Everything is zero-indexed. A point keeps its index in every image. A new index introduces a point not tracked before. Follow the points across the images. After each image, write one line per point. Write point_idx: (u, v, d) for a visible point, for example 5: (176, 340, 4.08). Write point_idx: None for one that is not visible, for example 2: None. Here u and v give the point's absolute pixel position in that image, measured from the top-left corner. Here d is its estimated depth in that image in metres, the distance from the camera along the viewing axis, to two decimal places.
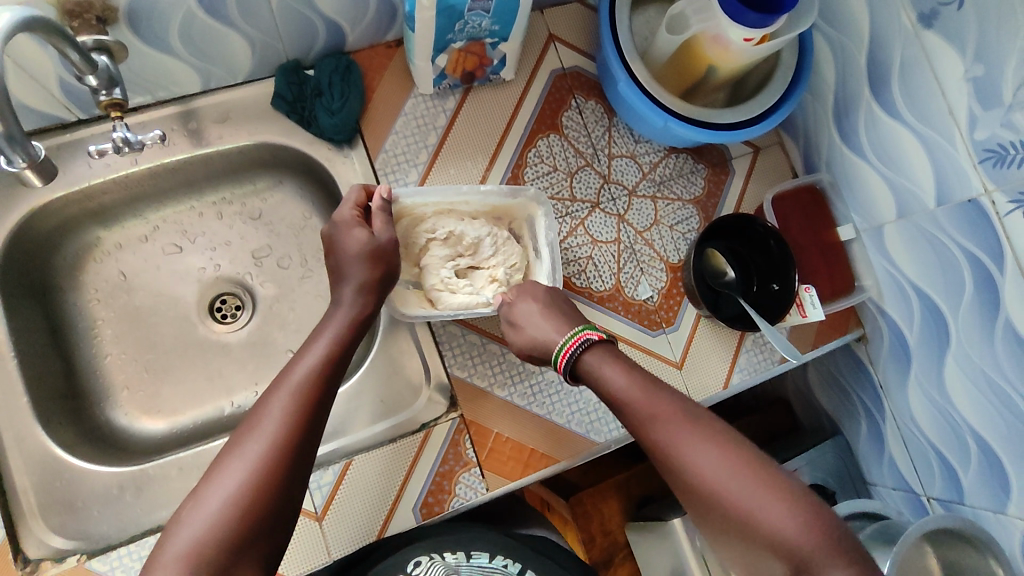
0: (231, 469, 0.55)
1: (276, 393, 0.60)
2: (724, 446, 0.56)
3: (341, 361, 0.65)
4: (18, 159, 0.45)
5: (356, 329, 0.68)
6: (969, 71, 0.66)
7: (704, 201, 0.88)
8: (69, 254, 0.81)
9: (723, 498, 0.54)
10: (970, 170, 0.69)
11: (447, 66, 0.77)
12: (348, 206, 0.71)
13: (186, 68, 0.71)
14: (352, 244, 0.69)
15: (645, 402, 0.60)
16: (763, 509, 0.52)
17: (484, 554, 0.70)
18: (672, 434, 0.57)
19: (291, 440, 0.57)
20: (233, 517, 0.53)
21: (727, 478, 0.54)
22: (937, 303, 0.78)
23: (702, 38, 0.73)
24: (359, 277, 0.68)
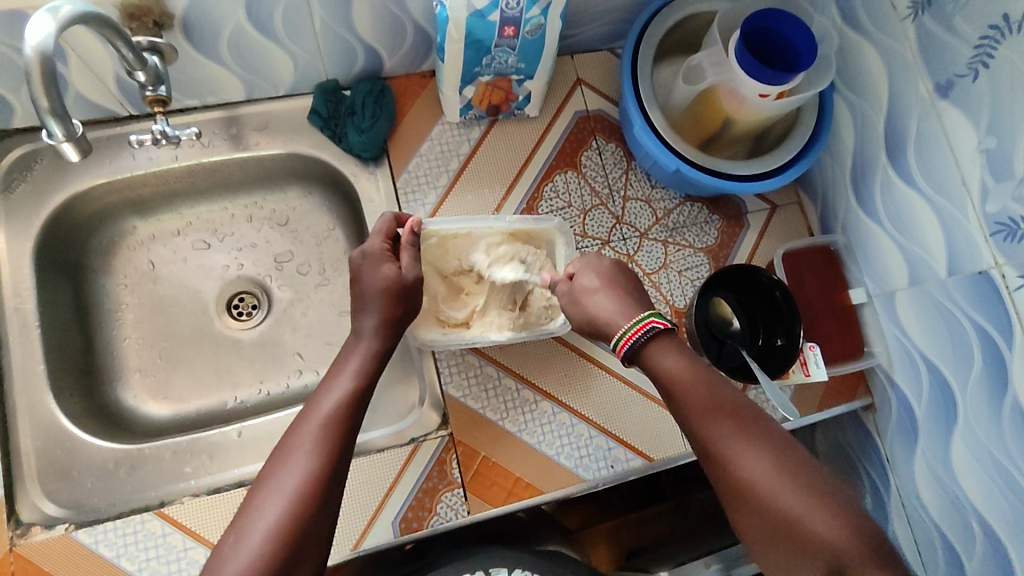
0: (269, 501, 0.56)
1: (306, 423, 0.62)
2: (768, 445, 0.56)
3: (365, 389, 0.67)
4: (57, 134, 0.48)
5: (378, 363, 0.70)
6: (982, 143, 0.67)
7: (716, 251, 0.89)
8: (106, 239, 0.86)
9: (772, 500, 0.53)
10: (981, 242, 0.69)
11: (473, 98, 0.81)
12: (378, 239, 0.73)
13: (232, 77, 0.77)
14: (379, 280, 0.71)
15: (692, 385, 0.59)
16: (809, 511, 0.52)
17: (502, 569, 0.66)
18: (721, 426, 0.57)
19: (325, 471, 0.59)
20: (275, 549, 0.53)
21: (776, 480, 0.53)
22: (946, 376, 0.76)
23: (719, 90, 0.75)
24: (381, 311, 0.70)
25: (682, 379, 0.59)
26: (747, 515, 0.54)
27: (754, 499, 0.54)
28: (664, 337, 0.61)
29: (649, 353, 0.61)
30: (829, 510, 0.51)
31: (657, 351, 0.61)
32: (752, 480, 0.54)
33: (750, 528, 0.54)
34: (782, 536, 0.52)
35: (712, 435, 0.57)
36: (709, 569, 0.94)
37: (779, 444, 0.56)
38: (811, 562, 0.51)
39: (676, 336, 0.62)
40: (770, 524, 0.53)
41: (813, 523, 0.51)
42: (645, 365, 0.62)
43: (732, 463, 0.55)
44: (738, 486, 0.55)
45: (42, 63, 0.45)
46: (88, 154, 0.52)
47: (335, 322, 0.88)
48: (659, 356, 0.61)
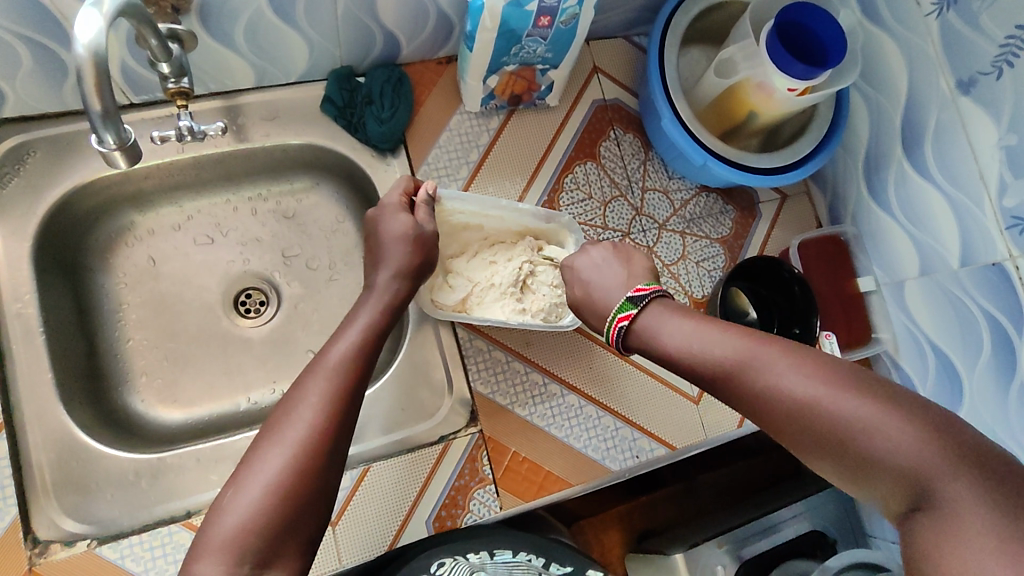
0: (272, 448, 0.54)
1: (315, 374, 0.59)
2: (810, 365, 0.53)
3: (377, 342, 0.64)
4: (109, 140, 0.47)
5: (389, 317, 0.67)
6: (1003, 140, 0.69)
7: (731, 242, 0.90)
8: (102, 235, 0.81)
9: (826, 417, 0.50)
10: (996, 235, 0.72)
11: (496, 87, 0.79)
12: (395, 193, 0.71)
13: (243, 63, 0.73)
14: (396, 229, 0.69)
15: (708, 342, 0.58)
16: (872, 418, 0.48)
17: (508, 551, 0.65)
18: (754, 360, 0.55)
19: (331, 425, 0.56)
20: (275, 498, 0.51)
21: (824, 396, 0.51)
22: (953, 361, 0.80)
23: (748, 83, 0.75)
24: (397, 261, 0.68)
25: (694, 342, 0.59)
26: (807, 446, 0.51)
27: (804, 423, 0.51)
28: (647, 308, 0.63)
29: (647, 329, 0.62)
30: (892, 416, 0.47)
31: (663, 315, 0.62)
32: (796, 402, 0.51)
33: (812, 453, 0.51)
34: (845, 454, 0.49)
35: (747, 367, 0.55)
36: (721, 551, 0.94)
37: (816, 362, 0.53)
38: (883, 478, 0.47)
39: (668, 304, 0.63)
40: (833, 447, 0.49)
41: (877, 441, 0.47)
42: (651, 345, 0.62)
43: (773, 393, 0.53)
44: (780, 409, 0.53)
45: (96, 65, 0.43)
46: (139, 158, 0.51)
47: None
48: (656, 328, 0.62)
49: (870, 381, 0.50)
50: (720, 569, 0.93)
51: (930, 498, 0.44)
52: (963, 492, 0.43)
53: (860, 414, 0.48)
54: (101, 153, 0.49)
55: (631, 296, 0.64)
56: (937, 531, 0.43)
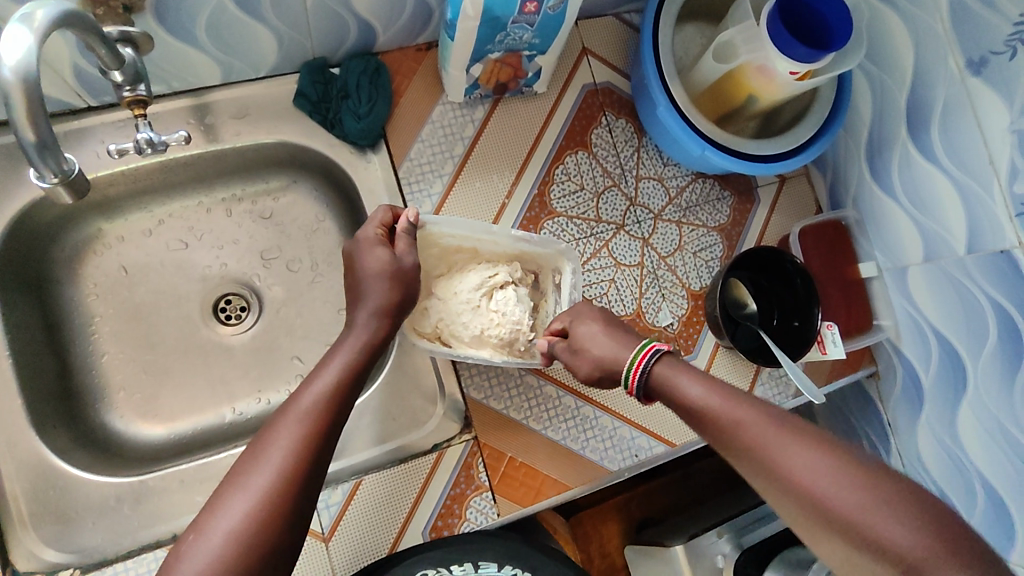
0: (234, 498, 0.51)
1: (285, 418, 0.56)
2: (821, 444, 0.49)
3: (353, 385, 0.61)
4: (49, 173, 0.44)
5: (369, 357, 0.63)
6: (1014, 123, 0.65)
7: (728, 229, 0.87)
8: (68, 245, 0.77)
9: (832, 504, 0.46)
10: (1005, 221, 0.69)
11: (480, 76, 0.74)
12: (373, 226, 0.67)
13: (207, 60, 0.67)
14: (373, 265, 0.65)
15: (719, 403, 0.54)
16: (872, 512, 0.44)
17: (493, 565, 0.66)
18: (757, 430, 0.51)
19: (295, 478, 0.53)
20: (231, 554, 0.49)
21: (831, 481, 0.47)
22: (957, 349, 0.78)
23: (748, 68, 0.71)
24: (378, 297, 0.64)
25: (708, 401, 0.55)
26: (812, 530, 0.47)
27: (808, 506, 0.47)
28: (662, 360, 0.59)
29: (660, 380, 0.59)
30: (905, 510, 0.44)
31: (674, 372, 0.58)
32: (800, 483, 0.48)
33: (816, 537, 0.47)
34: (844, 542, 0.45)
35: (754, 439, 0.51)
36: (721, 539, 0.90)
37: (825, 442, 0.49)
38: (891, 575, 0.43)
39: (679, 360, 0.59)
40: (838, 536, 0.46)
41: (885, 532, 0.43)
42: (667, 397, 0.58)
43: (778, 470, 0.49)
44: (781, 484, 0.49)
45: (27, 94, 0.40)
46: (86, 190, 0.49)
47: (335, 323, 0.82)
48: (671, 380, 0.58)
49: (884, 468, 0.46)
50: (720, 559, 0.89)
51: None
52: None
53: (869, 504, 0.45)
54: (43, 188, 0.46)
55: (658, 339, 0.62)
56: None
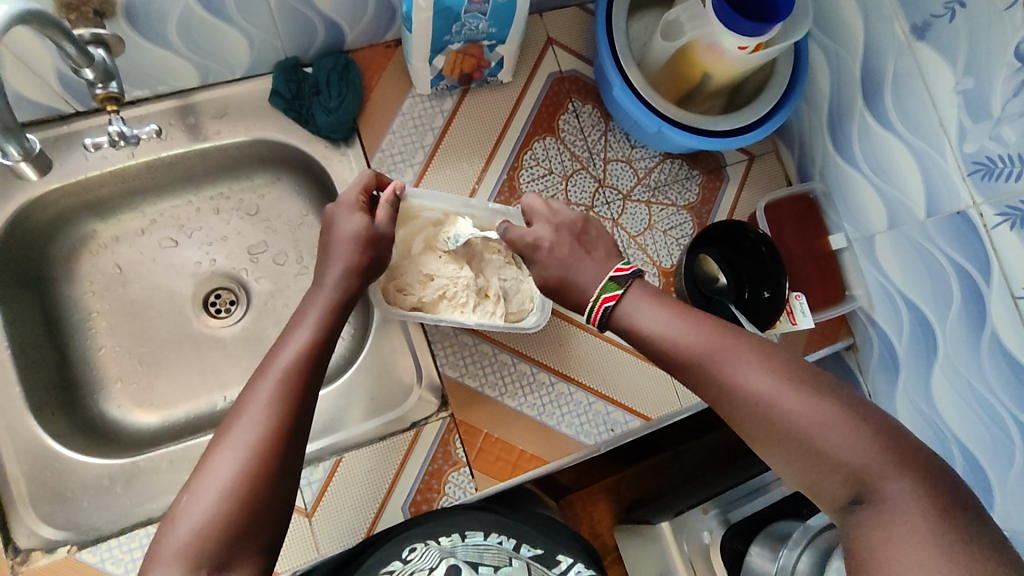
0: (223, 455, 0.55)
1: (264, 377, 0.60)
2: (776, 366, 0.54)
3: (326, 341, 0.64)
4: (13, 151, 0.49)
5: (339, 317, 0.66)
6: (960, 84, 0.67)
7: (698, 207, 0.88)
8: (65, 245, 0.81)
9: (790, 420, 0.51)
10: (958, 182, 0.70)
11: (445, 67, 0.77)
12: (354, 190, 0.70)
13: (183, 62, 0.72)
14: (350, 228, 0.67)
15: (682, 330, 0.57)
16: (830, 429, 0.49)
17: (479, 534, 0.68)
18: (725, 355, 0.55)
19: (279, 431, 0.57)
20: (227, 507, 0.53)
21: (789, 398, 0.51)
22: (925, 314, 0.78)
23: (697, 45, 0.74)
24: (346, 262, 0.66)
25: (671, 336, 0.57)
26: (764, 439, 0.52)
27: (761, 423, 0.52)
28: (628, 295, 0.60)
29: (623, 314, 0.59)
30: (855, 425, 0.49)
31: (636, 306, 0.59)
32: (760, 401, 0.52)
33: (767, 447, 0.52)
34: (797, 455, 0.50)
35: (718, 361, 0.55)
36: (707, 515, 0.91)
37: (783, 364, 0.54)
38: (835, 480, 0.49)
39: (649, 292, 0.60)
40: (791, 448, 0.51)
41: (836, 448, 0.49)
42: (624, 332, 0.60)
43: (739, 391, 0.53)
44: (746, 410, 0.53)
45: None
46: (50, 170, 0.53)
47: None
48: (633, 312, 0.59)
49: (840, 390, 0.51)
50: (706, 535, 0.90)
51: (874, 492, 0.47)
52: (905, 491, 0.46)
53: (826, 423, 0.49)
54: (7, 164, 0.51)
55: (614, 275, 0.60)
56: (880, 525, 0.46)
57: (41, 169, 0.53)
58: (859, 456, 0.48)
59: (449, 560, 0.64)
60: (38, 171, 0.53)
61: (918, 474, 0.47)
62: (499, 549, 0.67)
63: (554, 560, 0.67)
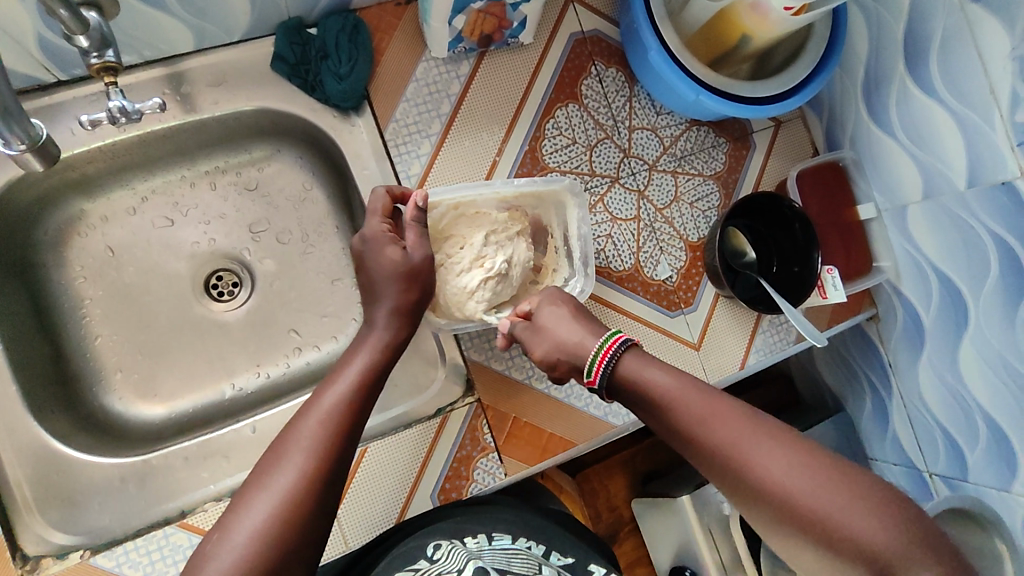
0: (259, 498, 0.51)
1: (307, 417, 0.56)
2: (788, 443, 0.52)
3: (374, 383, 0.61)
4: (17, 140, 0.47)
5: (390, 355, 0.63)
6: (1016, 49, 0.64)
7: (725, 177, 0.85)
8: (50, 227, 0.74)
9: (802, 500, 0.49)
10: (1006, 152, 0.67)
11: (464, 28, 0.71)
12: (376, 218, 0.65)
13: (176, 23, 0.65)
14: (384, 264, 0.63)
15: (684, 392, 0.57)
16: (848, 515, 0.47)
17: (507, 537, 0.64)
18: (736, 432, 0.53)
19: (317, 478, 0.53)
20: (258, 554, 0.48)
21: (803, 481, 0.50)
22: (959, 288, 0.77)
23: (740, 6, 0.70)
24: (393, 299, 0.63)
25: (683, 405, 0.56)
26: (780, 525, 0.50)
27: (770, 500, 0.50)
28: (630, 354, 0.61)
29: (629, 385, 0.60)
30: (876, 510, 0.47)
31: (643, 376, 0.59)
32: (775, 482, 0.50)
33: (782, 533, 0.50)
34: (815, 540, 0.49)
35: (732, 440, 0.53)
36: None
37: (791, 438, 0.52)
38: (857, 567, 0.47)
39: (648, 357, 0.61)
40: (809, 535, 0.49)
41: (856, 529, 0.47)
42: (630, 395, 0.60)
43: (752, 471, 0.52)
44: (759, 492, 0.51)
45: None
46: (57, 160, 0.51)
47: (330, 293, 0.81)
48: (640, 376, 0.59)
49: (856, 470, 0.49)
50: (726, 507, 0.88)
51: None
52: None
53: (842, 506, 0.48)
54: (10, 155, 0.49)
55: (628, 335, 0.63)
56: None
57: (48, 162, 0.51)
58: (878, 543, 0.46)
59: (477, 561, 0.60)
60: (47, 162, 0.51)
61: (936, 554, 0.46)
62: (528, 555, 0.63)
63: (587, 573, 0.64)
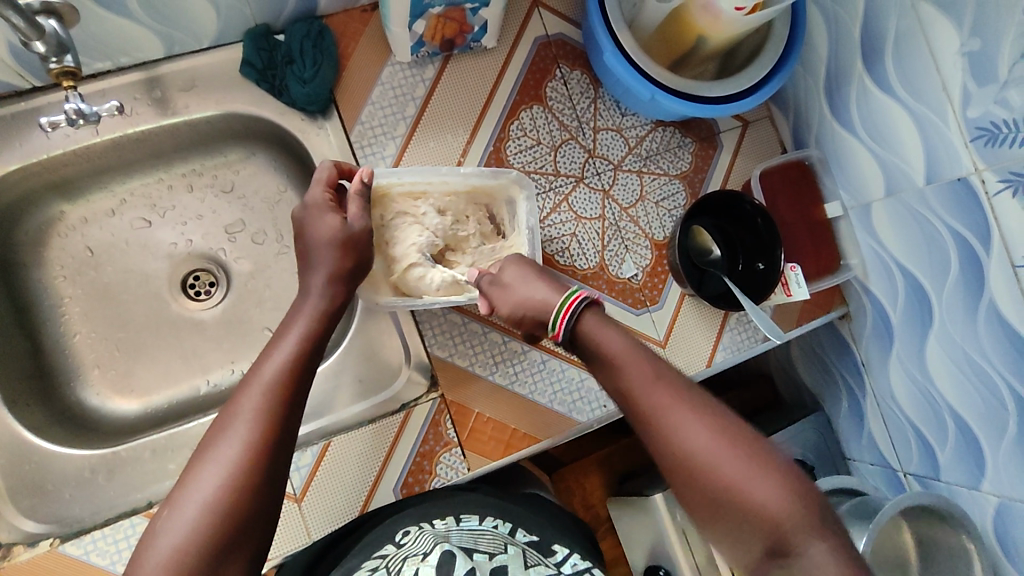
0: (206, 470, 0.52)
1: (248, 389, 0.57)
2: (709, 413, 0.54)
3: (312, 352, 0.62)
4: None
5: (326, 322, 0.64)
6: (965, 46, 0.64)
7: (691, 177, 0.86)
8: (31, 229, 0.78)
9: (718, 465, 0.51)
10: (960, 149, 0.68)
11: (425, 33, 0.73)
12: (320, 188, 0.66)
13: (143, 30, 0.68)
14: (323, 231, 0.65)
15: (632, 363, 0.58)
16: (751, 485, 0.50)
17: (474, 518, 0.63)
18: (664, 405, 0.55)
19: (264, 446, 0.54)
20: (209, 524, 0.49)
21: (719, 448, 0.52)
22: (922, 285, 0.76)
23: (693, 6, 0.71)
24: (329, 266, 0.64)
25: (625, 363, 0.58)
26: (690, 492, 0.52)
27: (683, 463, 0.52)
28: (587, 314, 0.61)
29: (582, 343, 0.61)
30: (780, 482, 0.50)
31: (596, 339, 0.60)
32: (692, 452, 0.52)
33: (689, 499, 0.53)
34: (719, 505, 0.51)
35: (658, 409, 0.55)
36: None
37: (715, 410, 0.54)
38: (752, 530, 0.49)
39: (602, 320, 0.61)
40: (715, 499, 0.51)
41: (757, 497, 0.49)
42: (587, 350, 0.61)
43: (674, 438, 0.53)
44: (674, 456, 0.53)
45: None
46: None
47: None
48: (596, 337, 0.60)
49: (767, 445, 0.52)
50: None
51: (789, 549, 0.48)
52: (824, 553, 0.47)
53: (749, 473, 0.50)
54: None
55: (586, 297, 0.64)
56: None
57: None
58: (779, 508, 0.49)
59: (444, 545, 0.59)
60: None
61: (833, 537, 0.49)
62: (495, 534, 0.62)
63: (550, 548, 0.63)
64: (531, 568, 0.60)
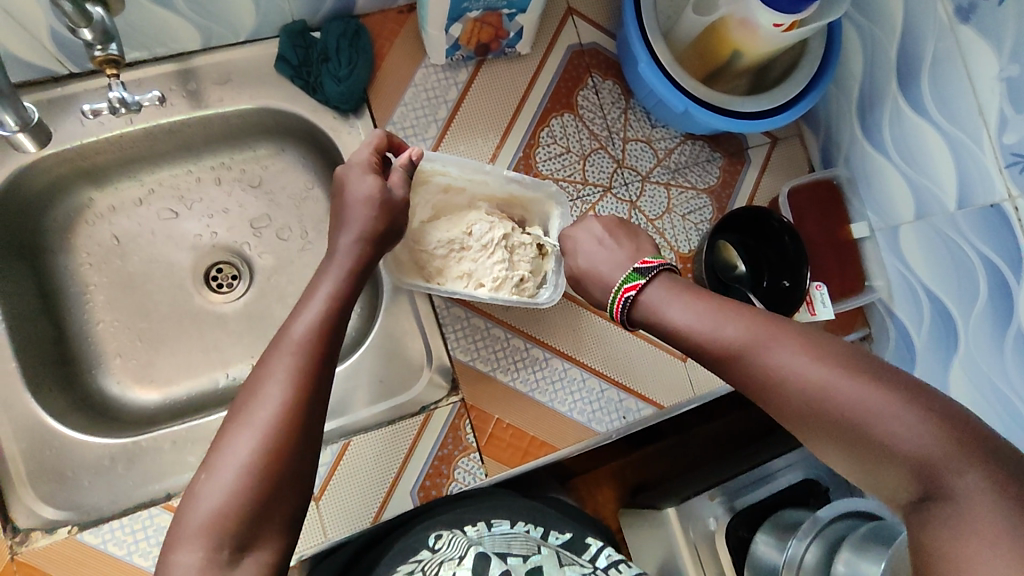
0: (240, 433, 0.51)
1: (280, 349, 0.56)
2: (816, 346, 0.50)
3: (344, 309, 0.61)
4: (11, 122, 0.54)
5: (357, 284, 0.63)
6: (1004, 71, 0.64)
7: (718, 191, 0.86)
8: (60, 215, 0.78)
9: (833, 399, 0.47)
10: (995, 173, 0.67)
11: (461, 36, 0.74)
12: (367, 149, 0.66)
13: (184, 23, 0.69)
14: (363, 189, 0.64)
15: (718, 325, 0.54)
16: (882, 416, 0.45)
17: (507, 523, 0.63)
18: (758, 342, 0.52)
19: (298, 409, 0.53)
20: (248, 489, 0.49)
21: (830, 378, 0.47)
22: (949, 308, 0.75)
23: (730, 21, 0.71)
24: (356, 238, 0.63)
25: (714, 323, 0.54)
26: (812, 431, 0.48)
27: (804, 404, 0.48)
28: (652, 285, 0.59)
29: (653, 309, 0.58)
30: (911, 407, 0.44)
31: (671, 297, 0.57)
32: (801, 387, 0.48)
33: (816, 436, 0.48)
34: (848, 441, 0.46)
35: (755, 345, 0.51)
36: (713, 502, 0.89)
37: (831, 347, 0.49)
38: (896, 470, 0.44)
39: (675, 283, 0.58)
40: (841, 433, 0.46)
41: (896, 434, 0.44)
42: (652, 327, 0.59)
43: (780, 374, 0.50)
44: (787, 393, 0.49)
45: None
46: (47, 141, 0.59)
47: None
48: (666, 302, 0.57)
49: (889, 369, 0.46)
50: (711, 522, 0.88)
51: (938, 486, 0.42)
52: (978, 484, 0.41)
53: (874, 403, 0.45)
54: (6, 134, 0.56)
55: (638, 267, 0.60)
56: (945, 526, 0.41)
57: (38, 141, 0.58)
58: (915, 440, 0.43)
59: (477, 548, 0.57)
60: (36, 143, 0.58)
61: (993, 467, 0.41)
62: (527, 537, 0.61)
63: (584, 545, 0.62)
64: (567, 566, 0.57)
